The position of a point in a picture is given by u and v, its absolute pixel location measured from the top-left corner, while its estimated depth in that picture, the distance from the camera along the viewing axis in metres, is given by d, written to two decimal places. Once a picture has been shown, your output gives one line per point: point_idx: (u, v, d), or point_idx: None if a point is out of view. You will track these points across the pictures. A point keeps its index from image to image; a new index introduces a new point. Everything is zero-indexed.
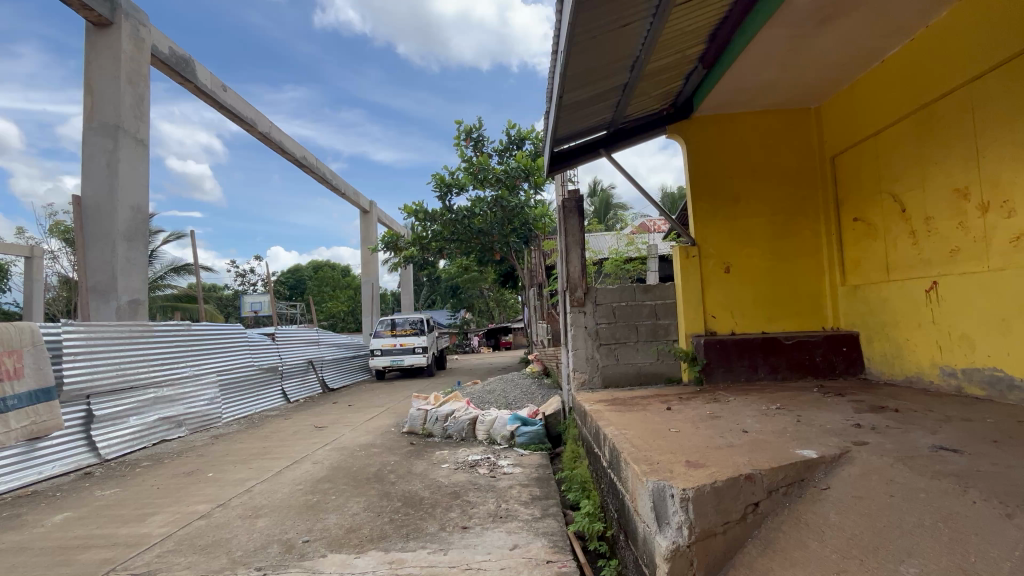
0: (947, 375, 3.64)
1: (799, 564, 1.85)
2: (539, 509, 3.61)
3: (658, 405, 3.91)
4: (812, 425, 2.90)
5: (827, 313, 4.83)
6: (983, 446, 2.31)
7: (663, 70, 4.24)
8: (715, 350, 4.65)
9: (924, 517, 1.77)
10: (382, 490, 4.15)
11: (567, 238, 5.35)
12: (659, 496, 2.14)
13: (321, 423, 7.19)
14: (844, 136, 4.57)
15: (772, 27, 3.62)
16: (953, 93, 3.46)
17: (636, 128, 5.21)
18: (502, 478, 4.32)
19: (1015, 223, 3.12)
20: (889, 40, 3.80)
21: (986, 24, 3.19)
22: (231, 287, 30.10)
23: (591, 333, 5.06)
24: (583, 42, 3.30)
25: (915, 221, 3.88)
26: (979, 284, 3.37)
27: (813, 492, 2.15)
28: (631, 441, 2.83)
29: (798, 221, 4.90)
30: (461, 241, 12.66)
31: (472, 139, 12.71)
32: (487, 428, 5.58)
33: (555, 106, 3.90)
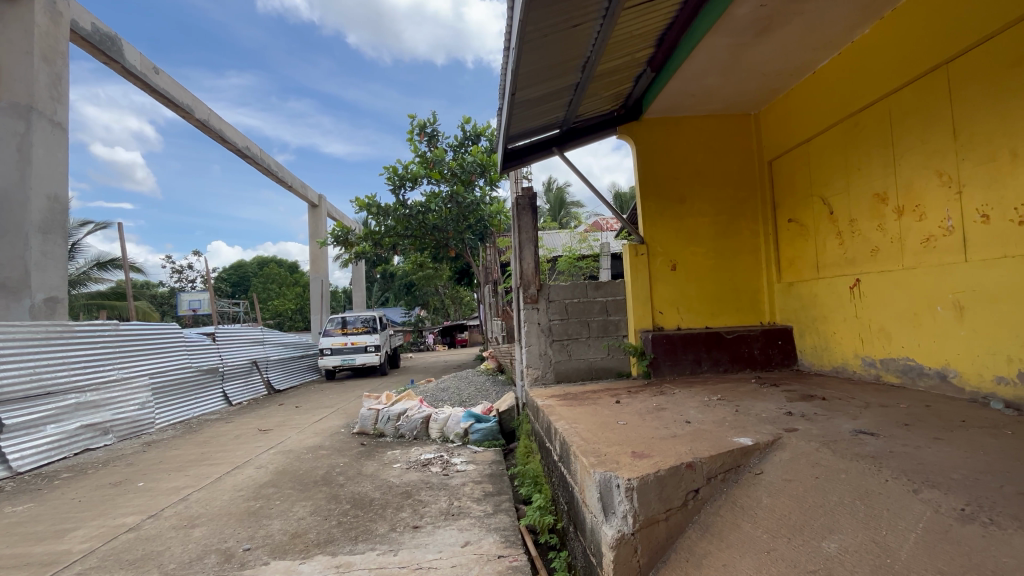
0: (867, 365, 3.95)
1: (734, 547, 1.96)
2: (492, 505, 3.62)
3: (608, 399, 4.00)
4: (749, 414, 3.06)
5: (764, 309, 5.12)
6: (896, 429, 2.53)
7: (614, 71, 4.33)
8: (662, 346, 4.82)
9: (845, 496, 1.91)
10: (330, 493, 4.03)
11: (520, 235, 5.37)
12: (606, 486, 2.20)
13: (266, 426, 6.88)
14: (780, 142, 4.85)
15: (715, 35, 3.77)
16: (875, 104, 3.75)
17: (588, 127, 5.31)
18: (455, 476, 4.30)
19: (926, 226, 3.42)
20: (820, 53, 4.07)
21: (904, 43, 3.47)
22: (167, 284, 28.27)
23: (544, 329, 5.12)
24: (534, 40, 3.32)
25: (841, 223, 4.18)
26: (894, 282, 3.67)
27: (748, 477, 2.27)
28: (581, 434, 2.88)
29: (739, 221, 5.15)
30: (415, 237, 12.45)
31: (427, 133, 12.52)
32: (440, 426, 5.52)
33: (507, 102, 3.90)
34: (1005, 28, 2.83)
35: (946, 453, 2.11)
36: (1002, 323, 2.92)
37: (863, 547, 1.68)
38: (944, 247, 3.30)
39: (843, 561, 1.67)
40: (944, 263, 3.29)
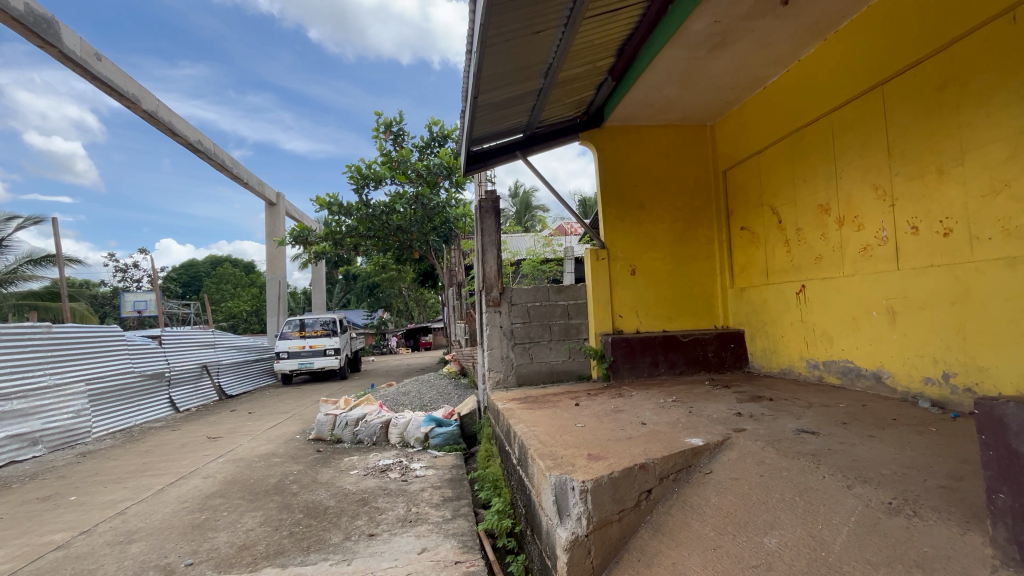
0: (811, 367, 4.16)
1: (683, 545, 2.02)
2: (450, 511, 3.58)
3: (567, 402, 4.05)
4: (701, 415, 3.17)
5: (718, 313, 5.31)
6: (834, 428, 2.67)
7: (576, 78, 4.40)
8: (621, 349, 4.92)
9: (786, 493, 2.00)
10: (282, 502, 3.88)
11: (483, 238, 5.37)
12: (561, 489, 2.22)
13: (215, 434, 6.57)
14: (733, 153, 5.06)
15: (672, 47, 3.90)
16: (819, 120, 3.97)
17: (552, 133, 5.37)
18: (414, 482, 4.23)
19: (864, 236, 3.64)
20: (770, 69, 4.27)
21: (845, 63, 3.69)
22: (109, 283, 26.59)
23: (506, 333, 5.12)
24: (497, 44, 3.34)
25: (789, 231, 4.40)
26: (836, 288, 3.89)
27: (699, 476, 2.34)
28: (539, 437, 2.90)
29: (695, 228, 5.33)
30: (378, 237, 12.22)
31: (392, 132, 12.31)
32: (400, 431, 5.42)
33: (470, 104, 3.90)
34: (932, 54, 3.05)
35: (878, 450, 2.24)
36: (929, 328, 3.13)
37: (801, 541, 1.77)
38: (879, 256, 3.52)
39: (782, 555, 1.75)
40: (879, 271, 3.52)
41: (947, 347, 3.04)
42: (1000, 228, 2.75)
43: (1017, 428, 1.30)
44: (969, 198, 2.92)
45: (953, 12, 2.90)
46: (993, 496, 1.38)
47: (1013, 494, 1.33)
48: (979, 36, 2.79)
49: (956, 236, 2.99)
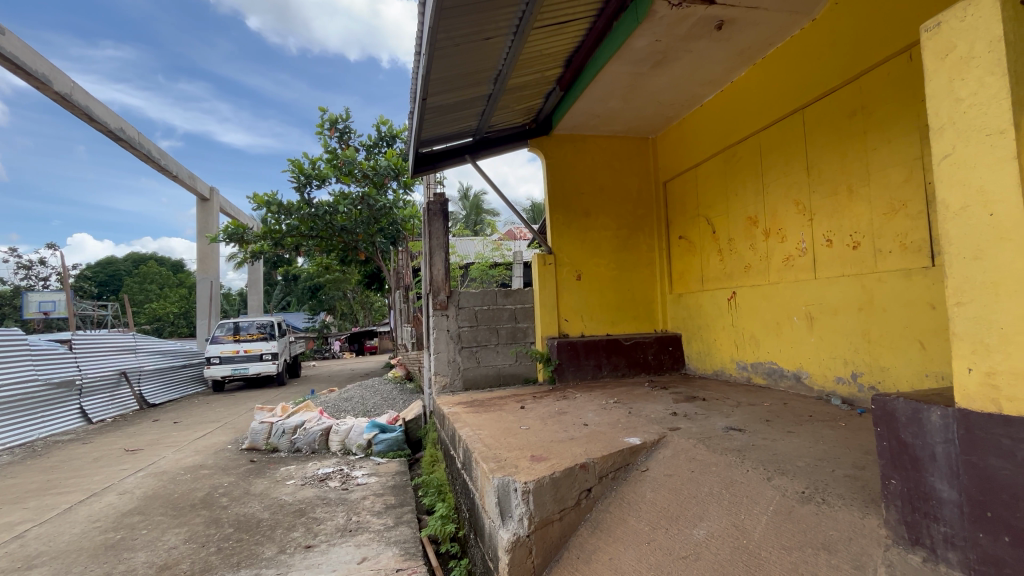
0: (741, 368, 4.45)
1: (620, 541, 2.10)
2: (392, 518, 3.51)
3: (513, 405, 4.08)
4: (640, 416, 3.30)
5: (658, 318, 5.55)
6: (758, 425, 2.87)
7: (525, 86, 4.47)
8: (566, 352, 5.03)
9: (713, 486, 2.13)
10: (210, 517, 3.64)
11: (431, 241, 5.31)
12: (504, 491, 2.24)
13: (134, 446, 6.06)
14: (673, 166, 5.33)
15: (617, 62, 4.05)
16: (749, 138, 4.27)
17: (501, 138, 5.42)
18: (355, 490, 4.11)
19: (786, 247, 3.95)
20: (706, 88, 4.54)
21: (771, 87, 3.99)
22: (9, 282, 23.88)
23: (452, 336, 5.09)
24: (446, 48, 3.34)
25: (721, 241, 4.68)
26: (762, 294, 4.18)
27: (636, 474, 2.45)
28: (484, 440, 2.91)
29: (638, 235, 5.55)
30: (321, 238, 11.76)
31: (338, 129, 11.93)
32: (341, 438, 5.23)
33: (418, 106, 3.87)
34: (844, 84, 3.37)
35: (795, 444, 2.43)
36: (841, 332, 3.45)
37: (726, 531, 1.89)
38: (799, 265, 3.83)
39: (709, 545, 1.86)
40: (799, 280, 3.82)
41: (855, 349, 3.35)
42: (899, 243, 3.06)
43: (905, 420, 1.47)
44: (873, 215, 3.24)
45: (860, 48, 3.22)
46: (887, 482, 1.54)
47: (903, 479, 1.49)
48: (881, 71, 3.12)
49: (863, 249, 3.31)
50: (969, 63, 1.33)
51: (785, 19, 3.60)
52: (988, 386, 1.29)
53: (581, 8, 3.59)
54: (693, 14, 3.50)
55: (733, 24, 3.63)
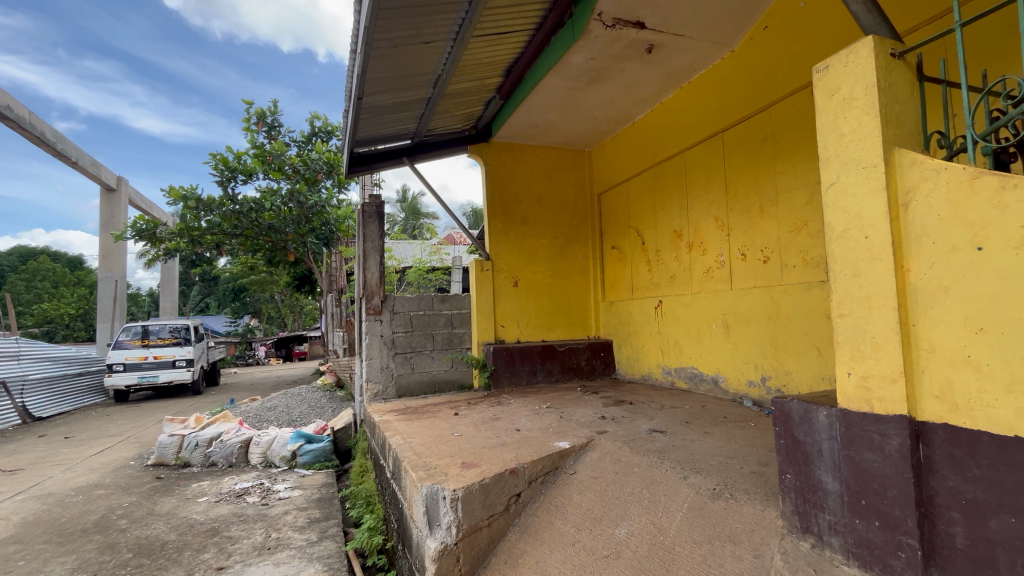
0: (665, 373, 4.69)
1: (546, 543, 2.15)
2: (317, 533, 3.35)
3: (447, 411, 4.03)
4: (571, 420, 3.38)
5: (591, 324, 5.74)
6: (679, 427, 3.05)
7: (465, 93, 4.48)
8: (502, 358, 5.07)
9: (635, 486, 2.23)
10: (105, 542, 3.29)
11: (365, 243, 5.14)
12: (432, 499, 2.21)
13: (13, 466, 5.33)
14: (607, 178, 5.55)
15: (554, 75, 4.17)
16: (675, 156, 4.54)
17: (439, 142, 5.39)
18: (276, 505, 3.87)
19: (707, 259, 4.24)
20: (637, 107, 4.78)
21: (696, 110, 4.28)
22: None
23: (386, 342, 4.96)
24: (383, 48, 3.29)
25: (650, 252, 4.93)
26: (685, 304, 4.44)
27: (564, 477, 2.51)
28: (414, 449, 2.86)
29: (573, 244, 5.72)
30: (246, 237, 11.07)
31: (267, 123, 11.29)
32: (263, 450, 4.91)
33: (353, 105, 3.77)
34: (757, 113, 3.68)
35: (710, 444, 2.61)
36: (753, 339, 3.74)
37: (645, 529, 1.98)
38: (718, 277, 4.12)
39: (629, 544, 1.95)
40: (717, 290, 4.11)
41: (764, 355, 3.65)
42: (802, 259, 3.38)
43: (798, 419, 1.63)
44: (781, 233, 3.55)
45: (771, 81, 3.54)
46: (783, 477, 1.69)
47: (796, 473, 1.64)
48: (788, 102, 3.44)
49: (772, 263, 3.61)
50: (850, 104, 1.51)
51: (707, 48, 3.89)
52: (863, 389, 1.47)
53: (519, 21, 3.66)
54: (625, 36, 3.69)
55: (662, 49, 3.87)
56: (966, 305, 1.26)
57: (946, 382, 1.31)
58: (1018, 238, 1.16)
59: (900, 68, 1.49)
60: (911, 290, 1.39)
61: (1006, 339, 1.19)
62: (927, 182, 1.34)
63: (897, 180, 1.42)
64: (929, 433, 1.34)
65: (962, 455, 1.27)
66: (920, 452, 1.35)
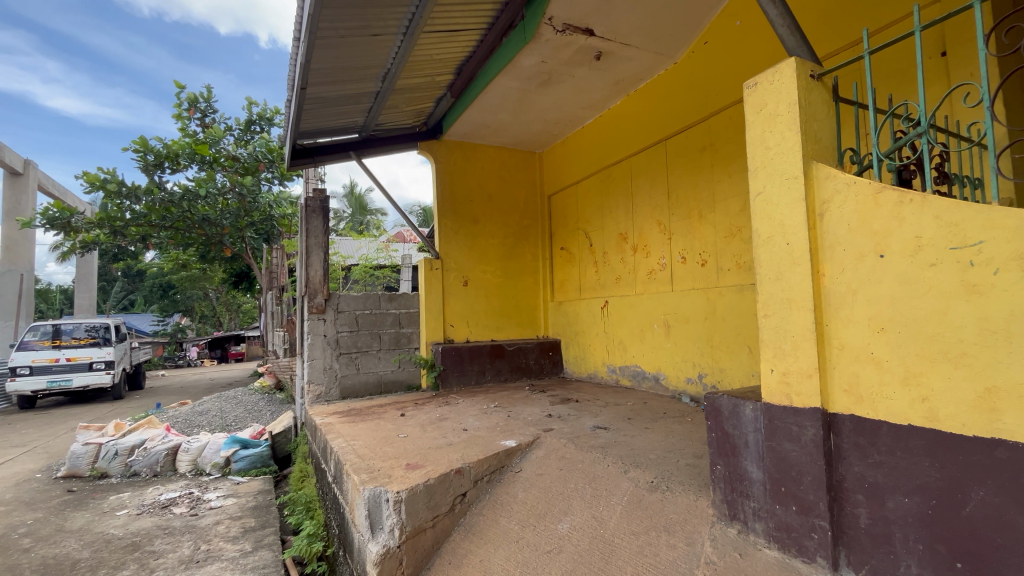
0: (610, 371, 4.83)
1: (490, 542, 2.16)
2: (251, 542, 3.18)
3: (392, 413, 3.95)
4: (518, 419, 3.42)
5: (539, 324, 5.81)
6: (622, 423, 3.16)
7: (415, 89, 4.40)
8: (450, 357, 5.03)
9: (578, 482, 2.28)
10: (4, 564, 2.97)
11: (308, 240, 4.94)
12: (375, 502, 2.16)
13: None
14: (557, 180, 5.64)
15: (505, 76, 4.20)
16: (622, 161, 4.69)
17: (389, 138, 5.26)
18: (207, 515, 3.64)
19: (650, 261, 4.41)
20: (586, 112, 4.90)
21: (642, 117, 4.43)
22: None
23: (330, 342, 4.79)
24: (329, 38, 3.18)
25: (597, 253, 5.05)
26: (630, 304, 4.60)
27: (509, 475, 2.52)
28: (357, 451, 2.78)
29: (523, 244, 5.77)
30: (177, 229, 10.25)
31: (199, 109, 10.58)
32: (192, 458, 4.60)
33: (297, 95, 3.61)
34: (697, 123, 3.87)
35: (649, 439, 2.72)
36: (691, 338, 3.93)
37: (587, 523, 2.04)
38: (660, 278, 4.30)
39: (571, 538, 2.00)
40: (659, 291, 4.29)
41: (701, 353, 3.84)
42: (735, 263, 3.58)
43: (727, 413, 1.74)
44: (717, 238, 3.75)
45: (710, 94, 3.73)
46: (713, 468, 1.79)
47: (725, 464, 1.74)
48: (725, 115, 3.64)
49: (709, 266, 3.81)
50: (775, 119, 1.62)
51: (652, 59, 4.04)
52: (784, 384, 1.58)
53: (471, 20, 3.65)
54: (575, 41, 3.77)
55: (610, 56, 3.98)
56: (871, 307, 1.40)
57: (853, 377, 1.44)
58: (913, 247, 1.30)
59: (818, 89, 1.62)
60: (825, 293, 1.51)
61: (902, 337, 1.33)
62: (839, 195, 1.47)
63: (814, 191, 1.54)
64: (839, 423, 1.46)
65: (866, 443, 1.40)
66: (831, 441, 1.48)
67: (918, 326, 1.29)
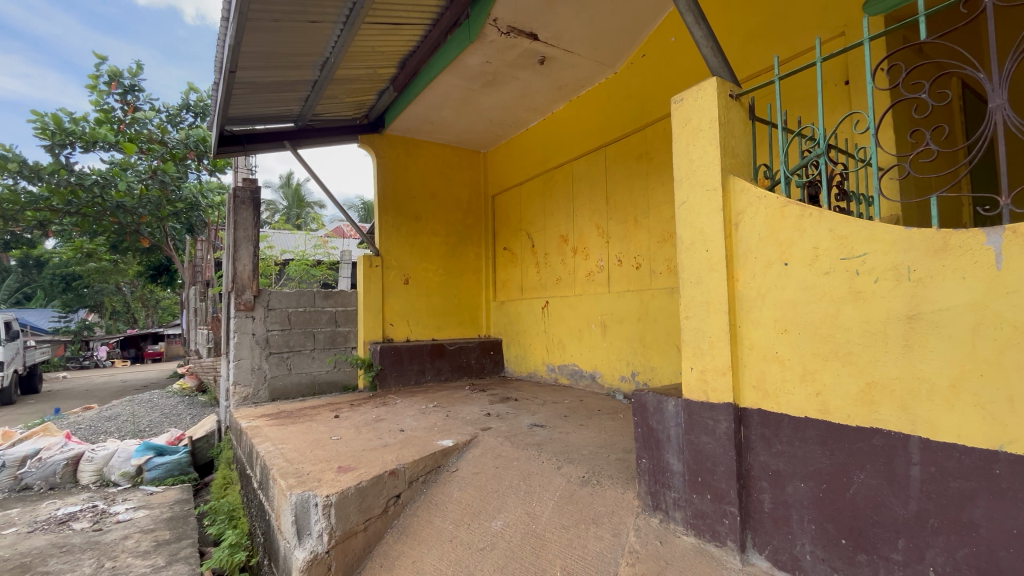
0: (550, 370, 4.93)
1: (424, 543, 2.15)
2: (165, 557, 2.96)
3: (326, 414, 3.81)
4: (456, 418, 3.41)
5: (481, 323, 5.83)
6: (559, 420, 3.24)
7: (356, 80, 4.27)
8: (389, 357, 4.92)
9: (512, 479, 2.32)
10: None
11: (236, 232, 4.64)
12: (302, 507, 2.08)
13: None
14: (501, 181, 5.68)
15: (450, 74, 4.17)
16: (564, 165, 4.81)
17: (327, 129, 5.05)
18: (114, 529, 3.34)
19: (589, 263, 4.54)
20: (529, 114, 4.97)
21: (583, 123, 4.56)
22: None
23: (259, 341, 4.54)
24: (262, 21, 3.02)
25: (539, 254, 5.14)
26: (570, 304, 4.72)
27: (445, 475, 2.52)
28: (286, 455, 2.66)
29: (466, 243, 5.76)
30: (83, 216, 9.22)
31: (123, 85, 9.63)
32: (98, 467, 4.20)
33: (225, 78, 3.40)
34: (634, 131, 4.04)
35: (583, 436, 2.81)
36: (626, 338, 4.09)
37: (520, 519, 2.08)
38: (598, 280, 4.44)
39: (504, 535, 2.03)
40: (597, 293, 4.44)
41: (634, 352, 4.02)
42: (667, 266, 3.77)
43: (652, 409, 1.84)
44: (651, 242, 3.92)
45: (647, 104, 3.90)
46: (639, 461, 1.88)
47: (650, 457, 1.84)
48: (660, 125, 3.82)
49: (643, 269, 3.99)
50: (698, 133, 1.74)
51: (593, 67, 4.17)
52: (701, 382, 1.70)
53: (415, 14, 3.59)
54: (519, 44, 3.81)
55: (553, 61, 4.07)
56: (776, 311, 1.53)
57: (760, 374, 1.57)
58: (811, 256, 1.44)
59: (735, 107, 1.75)
60: (738, 296, 1.64)
61: (801, 338, 1.47)
62: (752, 207, 1.60)
63: (731, 202, 1.66)
64: (748, 416, 1.59)
65: (770, 433, 1.53)
66: (741, 433, 1.60)
67: (815, 328, 1.43)
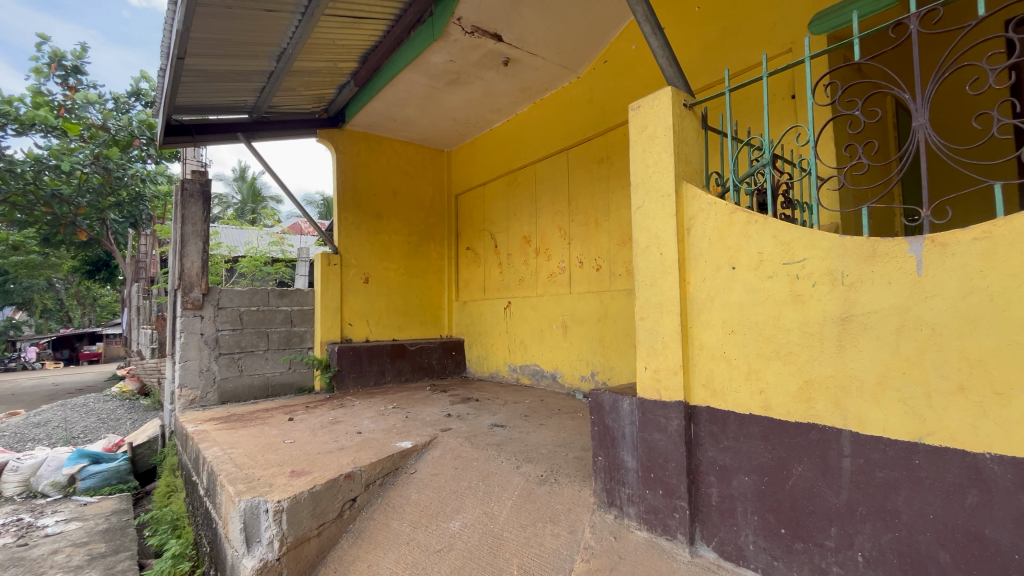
0: (511, 370, 4.96)
1: (380, 547, 2.12)
2: (99, 571, 2.78)
3: (279, 417, 3.68)
4: (416, 419, 3.36)
5: (443, 324, 5.79)
6: (519, 420, 3.26)
7: (315, 73, 4.15)
8: (348, 357, 4.80)
9: (471, 480, 2.32)
10: None
11: (184, 227, 4.39)
12: (252, 515, 2.00)
13: None
14: (464, 181, 5.66)
15: (412, 71, 4.12)
16: (527, 167, 4.84)
17: (284, 122, 4.88)
18: (41, 544, 3.11)
19: (551, 264, 4.60)
20: (493, 115, 4.98)
21: (547, 125, 4.60)
22: None
23: (208, 341, 4.33)
24: (214, 7, 2.89)
25: (501, 254, 5.15)
26: (531, 305, 4.76)
27: (403, 477, 2.48)
28: (235, 460, 2.55)
29: (428, 242, 5.70)
30: (12, 205, 8.40)
31: (66, 68, 8.99)
32: (24, 478, 3.88)
33: (173, 65, 3.23)
34: (596, 136, 4.11)
35: (542, 435, 2.83)
36: (586, 338, 4.17)
37: (478, 520, 2.08)
38: (559, 281, 4.50)
39: (462, 536, 2.03)
40: (558, 294, 4.49)
41: (594, 352, 4.09)
42: (625, 268, 3.87)
43: (608, 408, 1.88)
44: (611, 245, 4.01)
45: (608, 109, 3.99)
46: (595, 459, 1.92)
47: (606, 455, 1.88)
48: (621, 131, 3.91)
49: (603, 271, 4.07)
50: (654, 141, 1.79)
51: (557, 71, 4.23)
52: (655, 381, 1.76)
53: (377, 9, 3.53)
54: (483, 45, 3.82)
55: (517, 63, 4.09)
56: (724, 312, 1.60)
57: (709, 373, 1.64)
58: (757, 261, 1.52)
59: (689, 117, 1.82)
60: (690, 298, 1.70)
61: (746, 338, 1.55)
62: (703, 213, 1.67)
63: (684, 208, 1.72)
64: (697, 414, 1.66)
65: (717, 430, 1.60)
66: (691, 430, 1.67)
67: (759, 329, 1.51)
